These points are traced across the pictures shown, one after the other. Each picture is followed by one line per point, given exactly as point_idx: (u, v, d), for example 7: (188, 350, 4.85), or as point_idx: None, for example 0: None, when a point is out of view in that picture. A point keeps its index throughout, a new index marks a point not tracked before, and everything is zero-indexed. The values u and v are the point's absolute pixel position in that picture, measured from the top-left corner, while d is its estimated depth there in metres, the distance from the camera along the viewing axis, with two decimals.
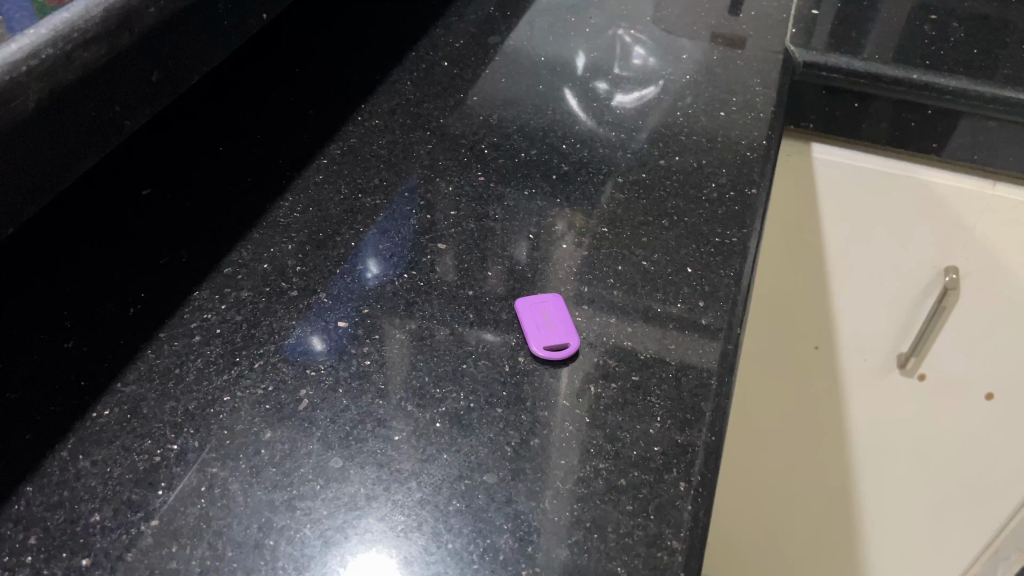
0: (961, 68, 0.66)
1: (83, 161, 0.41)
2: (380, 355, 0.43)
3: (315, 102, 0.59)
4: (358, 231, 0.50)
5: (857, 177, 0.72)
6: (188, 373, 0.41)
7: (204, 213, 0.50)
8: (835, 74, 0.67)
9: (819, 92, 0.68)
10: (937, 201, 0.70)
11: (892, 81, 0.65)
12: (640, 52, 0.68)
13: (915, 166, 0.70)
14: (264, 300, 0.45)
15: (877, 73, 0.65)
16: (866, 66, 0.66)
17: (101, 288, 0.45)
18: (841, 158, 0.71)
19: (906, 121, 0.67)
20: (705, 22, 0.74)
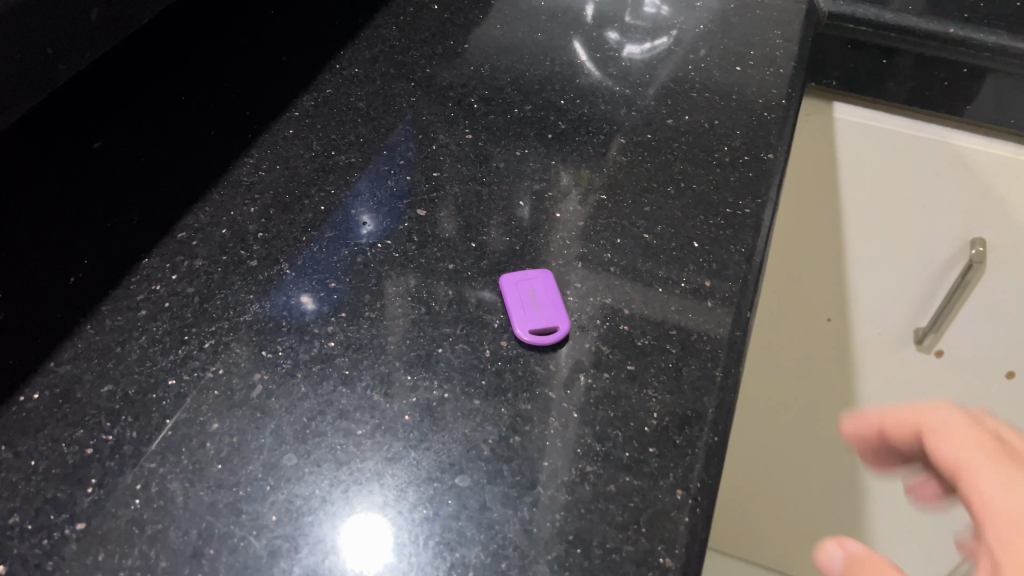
0: (1003, 22, 0.60)
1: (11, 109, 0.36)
2: (346, 336, 0.38)
3: (291, 47, 0.53)
4: (329, 194, 0.45)
5: (881, 140, 0.66)
6: (131, 353, 0.37)
7: (159, 168, 0.45)
8: (864, 28, 0.61)
9: (844, 49, 0.63)
10: (966, 168, 0.65)
11: (924, 35, 0.59)
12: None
13: (944, 129, 0.64)
14: (219, 271, 0.41)
15: (908, 26, 0.60)
16: (896, 18, 0.60)
17: (41, 252, 0.41)
18: (864, 119, 0.66)
19: (938, 81, 0.61)
20: None
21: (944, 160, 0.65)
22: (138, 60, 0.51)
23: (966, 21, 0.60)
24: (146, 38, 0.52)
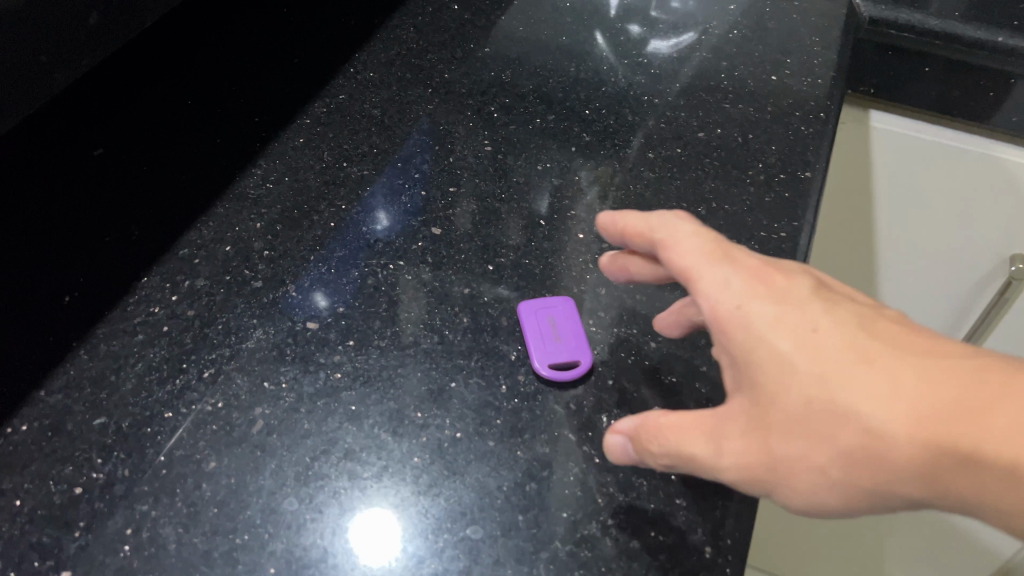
0: None
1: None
2: (354, 367, 0.36)
3: (303, 48, 0.51)
4: (339, 209, 0.43)
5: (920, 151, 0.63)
6: (125, 382, 0.35)
7: (161, 179, 0.43)
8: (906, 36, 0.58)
9: (882, 57, 0.59)
10: (1010, 183, 0.61)
11: (972, 43, 0.56)
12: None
13: (989, 142, 0.60)
14: (222, 293, 0.38)
15: (955, 33, 0.57)
16: (943, 24, 0.57)
17: (35, 269, 0.39)
18: (904, 130, 0.62)
19: (983, 91, 0.58)
20: None
21: (988, 175, 0.61)
22: (143, 61, 0.49)
23: (1017, 29, 0.56)
24: (152, 38, 0.50)
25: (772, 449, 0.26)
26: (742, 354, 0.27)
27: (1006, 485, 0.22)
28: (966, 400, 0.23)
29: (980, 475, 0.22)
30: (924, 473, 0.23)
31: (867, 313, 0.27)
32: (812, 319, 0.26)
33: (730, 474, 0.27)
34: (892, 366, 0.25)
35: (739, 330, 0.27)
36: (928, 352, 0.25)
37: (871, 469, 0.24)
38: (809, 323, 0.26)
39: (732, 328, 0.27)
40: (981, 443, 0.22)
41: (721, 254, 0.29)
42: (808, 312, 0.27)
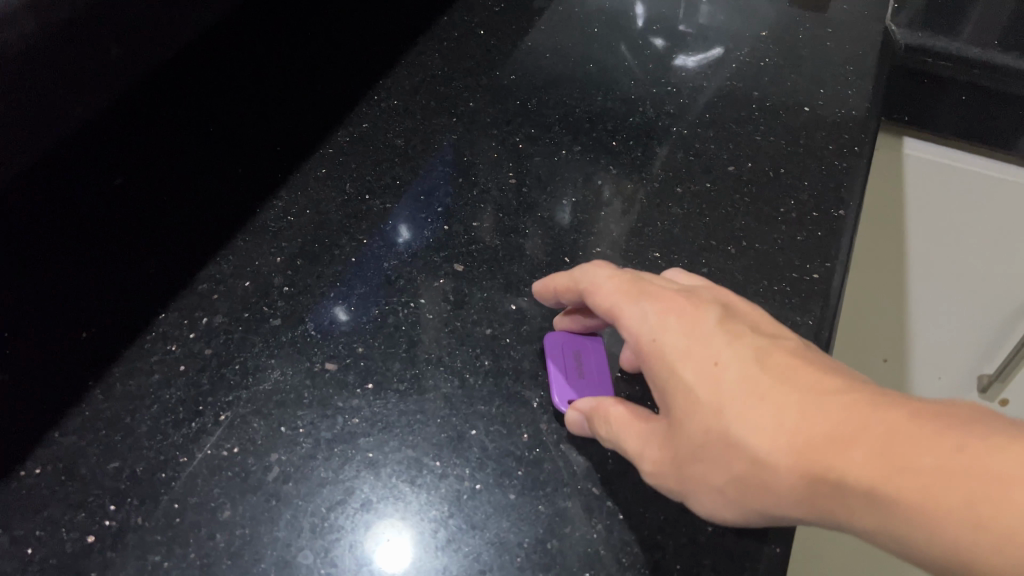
0: None
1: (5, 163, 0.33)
2: (373, 412, 0.35)
3: (327, 75, 0.50)
4: (360, 243, 0.42)
5: (957, 179, 0.61)
6: (141, 424, 0.34)
7: (181, 210, 0.42)
8: (944, 62, 0.56)
9: (921, 84, 0.58)
10: None
11: (1014, 73, 0.55)
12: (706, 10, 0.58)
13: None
14: (240, 331, 0.38)
15: (998, 63, 0.55)
16: (983, 54, 0.55)
17: (52, 303, 0.38)
18: (939, 157, 0.61)
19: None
20: None
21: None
22: (167, 90, 0.48)
23: None
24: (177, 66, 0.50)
25: (679, 462, 0.30)
26: (655, 381, 0.31)
27: (860, 508, 0.24)
28: (826, 431, 0.25)
29: (832, 495, 0.25)
30: (797, 492, 0.26)
31: (768, 345, 0.30)
32: (717, 355, 0.29)
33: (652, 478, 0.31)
34: (770, 396, 0.27)
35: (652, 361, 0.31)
36: (810, 387, 0.27)
37: (756, 491, 0.27)
38: (711, 357, 0.29)
39: (649, 356, 0.31)
40: (838, 473, 0.25)
41: (637, 295, 0.32)
42: (711, 347, 0.30)
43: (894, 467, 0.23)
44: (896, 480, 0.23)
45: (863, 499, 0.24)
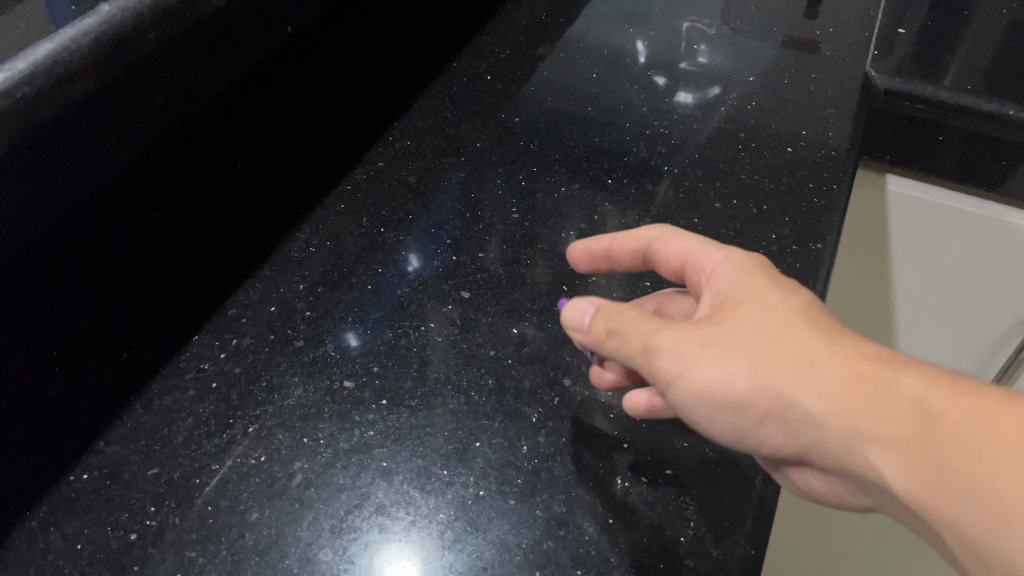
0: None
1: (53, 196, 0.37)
2: (386, 426, 0.39)
3: (346, 119, 0.55)
4: (375, 271, 0.46)
5: (935, 213, 0.64)
6: (177, 435, 0.38)
7: (213, 242, 0.46)
8: (919, 105, 0.59)
9: (901, 125, 0.61)
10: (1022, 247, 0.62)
11: (984, 115, 0.56)
12: (702, 61, 0.63)
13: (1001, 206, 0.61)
14: (266, 351, 0.41)
15: (968, 106, 0.57)
16: (955, 97, 0.57)
17: (96, 326, 0.42)
18: (918, 194, 0.64)
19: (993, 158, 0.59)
20: (785, 26, 0.68)
21: (1001, 236, 0.63)
22: (201, 134, 0.53)
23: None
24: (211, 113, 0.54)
25: (711, 338, 0.34)
26: (720, 290, 0.36)
27: (913, 407, 0.30)
28: (886, 358, 0.32)
29: (883, 393, 0.31)
30: (842, 376, 0.32)
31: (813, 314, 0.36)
32: (789, 286, 0.35)
33: (659, 346, 0.34)
34: (837, 325, 0.34)
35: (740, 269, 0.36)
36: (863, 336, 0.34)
37: (796, 372, 0.32)
38: (786, 285, 0.35)
39: (726, 273, 0.36)
40: (901, 376, 0.31)
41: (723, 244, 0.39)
42: (783, 281, 0.36)
43: (953, 394, 0.30)
44: (962, 396, 0.30)
45: (921, 398, 0.30)
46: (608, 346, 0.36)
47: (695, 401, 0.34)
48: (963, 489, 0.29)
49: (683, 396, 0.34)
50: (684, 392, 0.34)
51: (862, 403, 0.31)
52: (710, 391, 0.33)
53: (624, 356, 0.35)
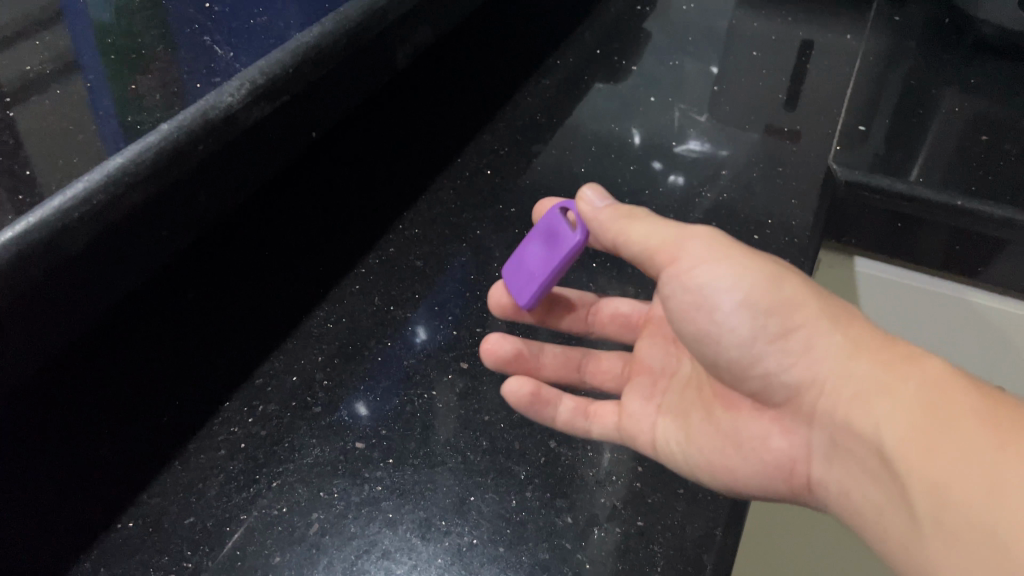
0: (1008, 197, 0.59)
1: (114, 283, 0.44)
2: (392, 481, 0.44)
3: (364, 209, 0.62)
4: (385, 344, 0.52)
5: (901, 292, 0.67)
6: (210, 488, 0.43)
7: (244, 319, 0.53)
8: (877, 195, 0.61)
9: (862, 213, 0.63)
10: (984, 321, 0.65)
11: (935, 205, 0.59)
12: (695, 146, 0.72)
13: (962, 287, 0.65)
14: (289, 415, 0.47)
15: (919, 195, 0.59)
16: (907, 188, 0.60)
17: (142, 392, 0.48)
18: (884, 274, 0.67)
19: (951, 246, 0.61)
20: (761, 119, 0.75)
21: (966, 314, 0.66)
22: (236, 226, 0.60)
23: (975, 193, 0.59)
24: (246, 208, 0.62)
25: (756, 254, 0.43)
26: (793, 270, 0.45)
27: None
28: None
29: (905, 361, 0.38)
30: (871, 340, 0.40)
31: None
32: None
33: (694, 233, 0.43)
34: None
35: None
36: None
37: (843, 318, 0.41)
38: None
39: None
40: None
41: None
42: None
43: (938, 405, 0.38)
44: None
45: (932, 370, 0.36)
46: (620, 227, 0.44)
47: (724, 293, 0.42)
48: (942, 450, 0.34)
49: (712, 274, 0.42)
50: (722, 277, 0.42)
51: (884, 358, 0.38)
52: (747, 294, 0.42)
53: (645, 238, 0.44)
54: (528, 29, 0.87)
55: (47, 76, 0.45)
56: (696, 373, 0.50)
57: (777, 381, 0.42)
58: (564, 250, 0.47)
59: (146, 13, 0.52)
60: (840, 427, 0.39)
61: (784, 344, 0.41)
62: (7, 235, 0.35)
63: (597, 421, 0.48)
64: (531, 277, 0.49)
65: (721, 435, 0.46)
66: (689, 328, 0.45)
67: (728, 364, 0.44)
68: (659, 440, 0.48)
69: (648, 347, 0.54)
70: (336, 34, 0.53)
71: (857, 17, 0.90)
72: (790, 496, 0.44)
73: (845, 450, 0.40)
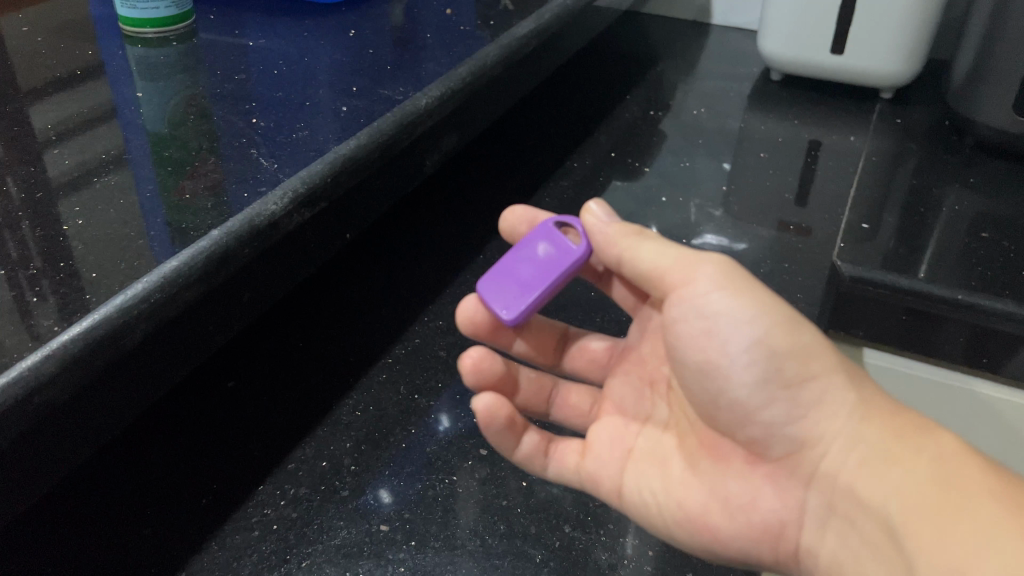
0: (1007, 291, 0.61)
1: (163, 378, 0.48)
2: (414, 562, 0.47)
3: (391, 303, 0.67)
4: (409, 431, 0.55)
5: (910, 385, 0.66)
6: (244, 567, 0.46)
7: (277, 407, 0.57)
8: (881, 288, 0.62)
9: (868, 307, 0.64)
10: (994, 415, 0.64)
11: (937, 299, 0.60)
12: (711, 240, 0.75)
13: (975, 380, 0.64)
14: (318, 499, 0.50)
15: (921, 290, 0.61)
16: (910, 283, 0.62)
17: (182, 477, 0.52)
18: (901, 369, 0.66)
19: (960, 341, 0.61)
20: (772, 213, 0.79)
21: (975, 407, 0.64)
22: (271, 321, 0.65)
23: (975, 288, 0.61)
24: (282, 304, 0.67)
25: (772, 296, 0.45)
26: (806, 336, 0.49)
27: None
28: None
29: (918, 436, 0.41)
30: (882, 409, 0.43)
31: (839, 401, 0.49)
32: None
33: (707, 258, 0.46)
34: None
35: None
36: None
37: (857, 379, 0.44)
38: None
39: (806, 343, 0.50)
40: None
41: None
42: None
43: None
44: None
45: (947, 448, 0.40)
46: (629, 243, 0.48)
47: (742, 328, 0.44)
48: (954, 529, 0.36)
49: (729, 305, 0.44)
50: (742, 312, 0.44)
51: (897, 431, 0.41)
52: (766, 338, 0.43)
53: (654, 257, 0.47)
54: (548, 134, 0.93)
55: (110, 189, 0.50)
56: (671, 416, 0.51)
57: (781, 434, 0.44)
58: (571, 258, 0.51)
59: (198, 127, 0.58)
60: (843, 492, 0.42)
61: (797, 392, 0.43)
62: (74, 331, 0.39)
63: (556, 460, 0.51)
64: (521, 288, 0.52)
65: (707, 488, 0.46)
66: (693, 362, 0.46)
67: (729, 410, 0.45)
68: (632, 490, 0.49)
69: (620, 387, 0.55)
70: (369, 147, 0.58)
71: (863, 119, 0.94)
72: (770, 563, 0.46)
73: (844, 518, 0.42)
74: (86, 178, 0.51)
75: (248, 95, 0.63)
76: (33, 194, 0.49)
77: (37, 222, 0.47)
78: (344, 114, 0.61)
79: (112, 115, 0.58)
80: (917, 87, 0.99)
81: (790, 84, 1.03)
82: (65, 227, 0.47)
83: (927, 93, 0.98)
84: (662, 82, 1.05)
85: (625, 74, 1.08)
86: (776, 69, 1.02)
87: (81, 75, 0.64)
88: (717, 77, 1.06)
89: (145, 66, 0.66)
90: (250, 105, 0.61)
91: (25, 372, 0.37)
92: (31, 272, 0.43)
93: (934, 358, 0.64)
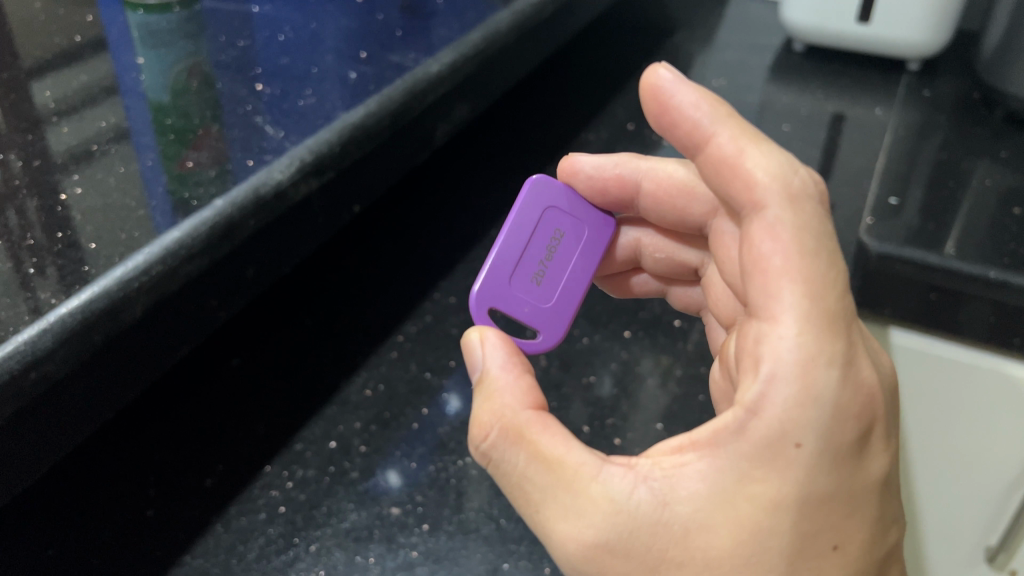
0: None
1: (164, 358, 0.46)
2: (427, 546, 0.45)
3: (398, 279, 0.65)
4: (420, 411, 0.53)
5: (937, 365, 0.64)
6: (250, 551, 0.44)
7: (283, 386, 0.55)
8: (909, 265, 0.59)
9: (895, 284, 0.61)
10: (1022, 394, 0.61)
11: (966, 277, 0.57)
12: None
13: (996, 358, 0.61)
14: (327, 481, 0.48)
15: (951, 267, 0.58)
16: (940, 258, 0.58)
17: (184, 459, 0.50)
18: (922, 348, 0.64)
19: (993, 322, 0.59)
20: None
21: (1003, 389, 0.62)
22: (277, 297, 0.63)
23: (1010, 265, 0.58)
24: (287, 280, 0.64)
25: None
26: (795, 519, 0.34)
27: None
28: None
29: None
30: None
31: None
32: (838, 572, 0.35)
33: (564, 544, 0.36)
34: None
35: (740, 534, 0.34)
36: None
37: None
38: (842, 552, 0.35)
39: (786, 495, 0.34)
40: None
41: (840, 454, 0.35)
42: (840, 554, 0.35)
43: None
44: None
45: None
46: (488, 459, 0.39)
47: None
48: None
49: None
50: None
51: None
52: None
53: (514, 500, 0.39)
54: (562, 106, 0.90)
55: (109, 158, 0.48)
56: None
57: None
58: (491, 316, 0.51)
59: (201, 95, 0.56)
60: None
61: None
62: (72, 303, 0.37)
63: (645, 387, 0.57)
64: None
65: None
66: None
67: None
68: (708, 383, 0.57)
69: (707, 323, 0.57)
70: (380, 115, 0.56)
71: (888, 90, 0.91)
72: None
73: None
74: (86, 147, 0.49)
75: (254, 63, 0.60)
76: (31, 162, 0.47)
77: (33, 191, 0.45)
78: (352, 81, 0.59)
79: (112, 82, 0.56)
80: (944, 59, 0.96)
81: (812, 55, 1.00)
82: (63, 196, 0.45)
83: (955, 65, 0.94)
84: (679, 53, 1.02)
85: (640, 45, 1.04)
86: (798, 40, 0.99)
87: (82, 42, 0.61)
88: (736, 49, 1.02)
89: (147, 33, 0.63)
90: (256, 72, 0.59)
91: (21, 345, 0.35)
92: (27, 243, 0.41)
93: (965, 336, 0.61)
